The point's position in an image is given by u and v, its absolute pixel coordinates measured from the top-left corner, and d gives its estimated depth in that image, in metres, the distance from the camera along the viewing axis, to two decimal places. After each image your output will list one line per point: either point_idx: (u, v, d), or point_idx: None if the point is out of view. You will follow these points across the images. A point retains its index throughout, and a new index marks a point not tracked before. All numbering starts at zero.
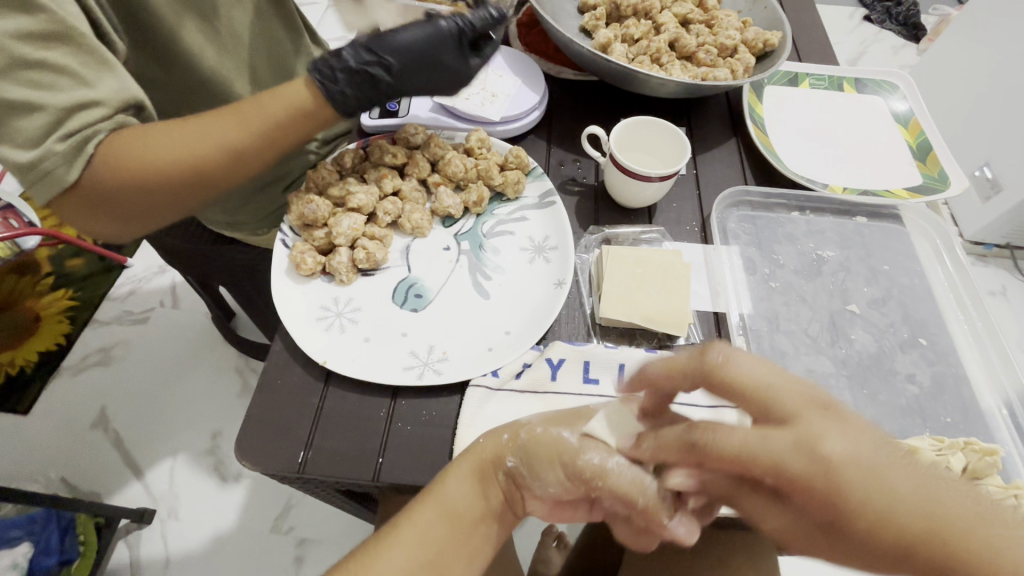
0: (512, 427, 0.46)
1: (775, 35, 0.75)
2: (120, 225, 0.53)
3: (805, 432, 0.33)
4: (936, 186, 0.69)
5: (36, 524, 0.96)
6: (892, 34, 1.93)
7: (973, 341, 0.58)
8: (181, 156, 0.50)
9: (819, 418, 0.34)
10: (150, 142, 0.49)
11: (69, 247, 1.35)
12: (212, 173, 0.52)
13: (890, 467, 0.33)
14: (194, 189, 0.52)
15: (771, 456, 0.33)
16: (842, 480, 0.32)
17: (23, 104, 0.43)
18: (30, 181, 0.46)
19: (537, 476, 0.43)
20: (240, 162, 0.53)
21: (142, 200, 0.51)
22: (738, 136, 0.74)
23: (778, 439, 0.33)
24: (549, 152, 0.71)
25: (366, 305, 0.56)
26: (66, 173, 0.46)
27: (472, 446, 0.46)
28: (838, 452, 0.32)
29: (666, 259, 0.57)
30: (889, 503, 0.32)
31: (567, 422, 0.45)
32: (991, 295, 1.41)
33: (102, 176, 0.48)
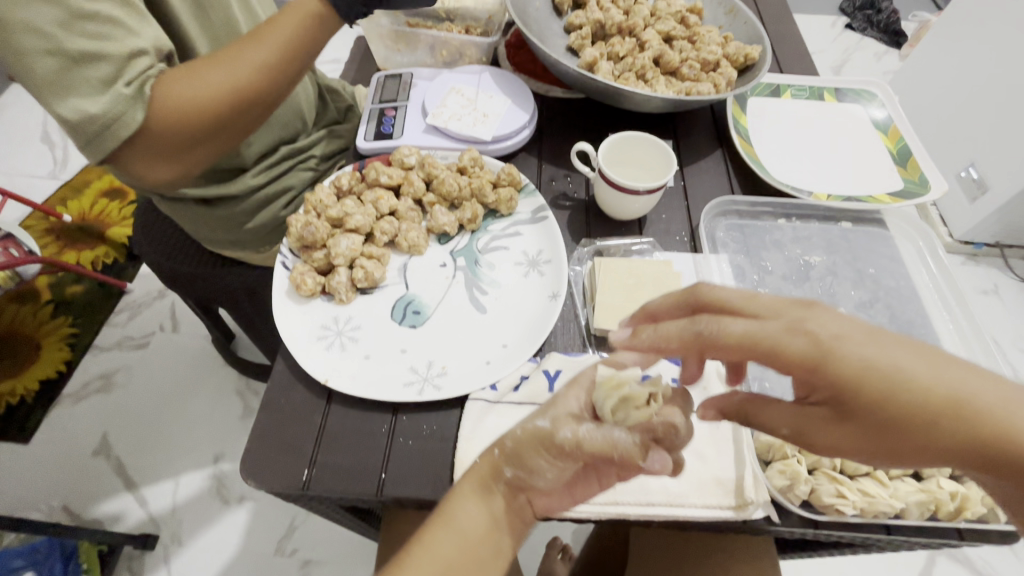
0: (499, 438, 0.44)
1: (756, 49, 0.77)
2: (181, 165, 0.61)
3: (797, 318, 0.38)
4: (917, 190, 0.71)
5: (38, 554, 0.96)
6: (874, 40, 1.98)
7: (959, 339, 0.60)
8: (223, 85, 0.58)
9: (817, 309, 0.38)
10: (192, 75, 0.57)
11: (69, 274, 1.37)
12: (249, 96, 0.60)
13: (885, 347, 0.37)
14: (234, 114, 0.60)
15: (775, 344, 0.37)
16: (844, 356, 0.36)
17: (88, 54, 0.51)
18: (99, 131, 0.53)
19: (534, 472, 0.43)
20: (270, 83, 0.61)
21: (192, 132, 0.58)
22: (724, 148, 0.77)
23: (773, 326, 0.38)
24: (540, 169, 0.73)
25: (366, 323, 0.57)
26: (134, 114, 0.54)
27: (472, 466, 0.45)
28: (830, 334, 0.37)
29: (657, 270, 0.59)
30: (891, 378, 0.36)
31: (540, 410, 0.44)
32: (983, 293, 1.43)
33: (161, 116, 0.56)
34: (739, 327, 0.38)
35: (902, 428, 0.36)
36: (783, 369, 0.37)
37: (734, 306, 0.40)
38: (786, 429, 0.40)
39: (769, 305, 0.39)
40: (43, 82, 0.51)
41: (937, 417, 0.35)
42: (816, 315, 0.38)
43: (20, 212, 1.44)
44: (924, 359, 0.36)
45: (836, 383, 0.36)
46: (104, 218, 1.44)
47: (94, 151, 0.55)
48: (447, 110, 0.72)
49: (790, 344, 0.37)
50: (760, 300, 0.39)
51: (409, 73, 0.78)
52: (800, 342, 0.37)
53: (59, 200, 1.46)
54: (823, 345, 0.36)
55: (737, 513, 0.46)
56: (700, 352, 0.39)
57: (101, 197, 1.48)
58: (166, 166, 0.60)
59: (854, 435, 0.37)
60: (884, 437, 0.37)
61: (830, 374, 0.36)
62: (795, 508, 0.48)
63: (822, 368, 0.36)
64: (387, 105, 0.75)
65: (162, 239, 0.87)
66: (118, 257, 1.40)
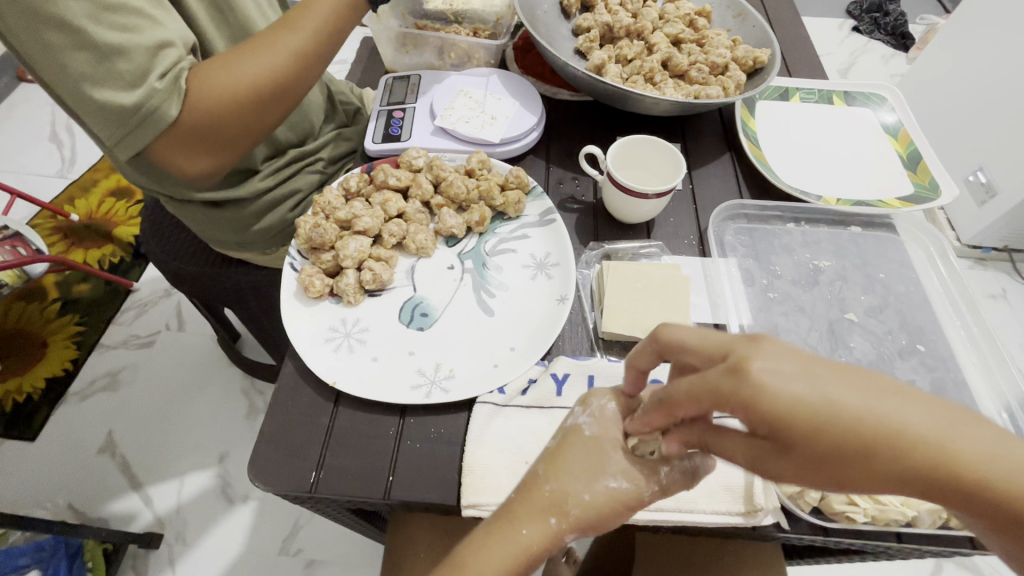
0: (559, 509, 0.41)
1: (765, 53, 0.77)
2: (215, 157, 0.62)
3: (740, 355, 0.32)
4: (928, 195, 0.71)
5: (44, 551, 0.95)
6: (881, 43, 1.97)
7: (970, 346, 0.59)
8: (258, 73, 0.59)
9: (762, 343, 0.33)
10: (226, 65, 0.58)
11: (76, 273, 1.37)
12: (284, 86, 0.61)
13: (824, 379, 0.31)
14: (270, 100, 0.61)
15: (715, 390, 0.32)
16: (783, 395, 0.31)
17: (119, 46, 0.51)
18: (138, 122, 0.54)
19: (602, 529, 0.42)
20: (303, 71, 0.62)
21: (228, 122, 0.60)
22: (732, 152, 0.76)
23: (714, 370, 0.33)
24: (548, 171, 0.73)
25: (373, 325, 0.57)
26: (169, 106, 0.55)
27: (516, 537, 0.41)
28: (769, 370, 0.31)
29: (665, 274, 0.58)
30: (831, 416, 0.31)
31: (600, 468, 0.42)
32: (991, 298, 1.42)
33: (198, 108, 0.57)
34: (682, 381, 0.34)
35: (851, 464, 0.31)
36: (725, 412, 0.32)
37: (691, 354, 0.36)
38: (742, 460, 0.36)
39: (715, 348, 0.34)
40: (77, 75, 0.51)
41: (879, 455, 0.31)
42: (758, 351, 0.32)
43: (27, 210, 1.45)
44: (866, 387, 0.31)
45: (776, 424, 0.31)
46: (111, 217, 1.45)
47: (134, 143, 0.56)
48: (455, 113, 0.72)
49: (726, 386, 0.32)
50: (709, 342, 0.35)
51: (418, 75, 0.78)
52: (738, 386, 0.31)
53: (67, 199, 1.47)
54: (763, 386, 0.31)
55: (746, 519, 0.46)
56: (663, 411, 0.37)
57: (108, 196, 1.49)
58: (201, 160, 0.61)
59: (799, 470, 0.33)
60: (831, 475, 0.32)
61: (771, 415, 0.31)
62: (804, 514, 0.47)
63: (763, 412, 0.31)
64: (395, 107, 0.75)
65: (169, 239, 0.87)
66: (125, 256, 1.40)
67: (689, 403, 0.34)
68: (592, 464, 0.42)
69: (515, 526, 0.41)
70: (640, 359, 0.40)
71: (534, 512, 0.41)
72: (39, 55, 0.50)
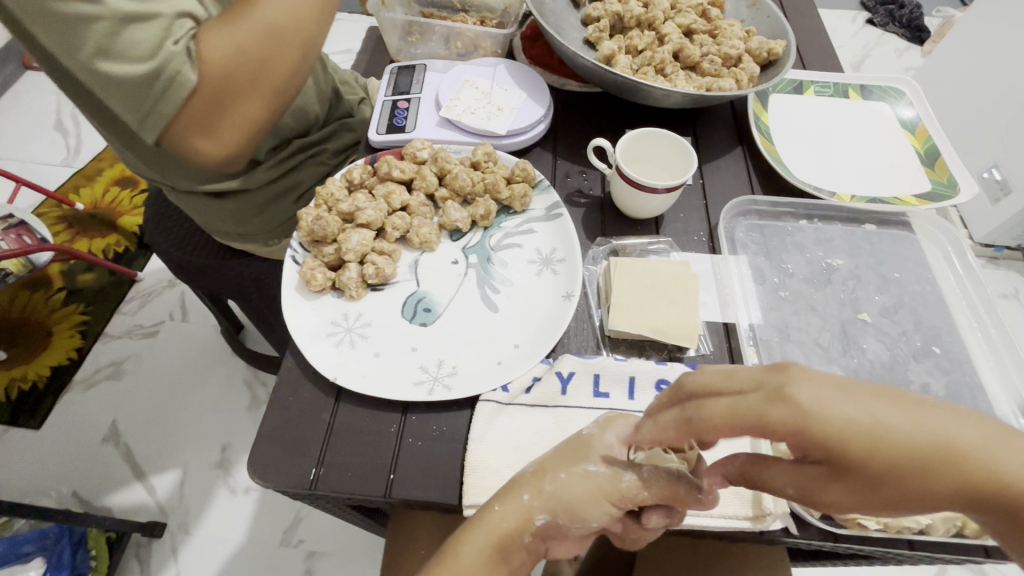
0: (533, 484, 0.42)
1: (779, 44, 0.75)
2: (238, 130, 0.59)
3: (774, 384, 0.34)
4: (946, 193, 0.69)
5: (48, 539, 0.95)
6: (896, 36, 1.93)
7: (987, 348, 0.57)
8: (262, 33, 0.54)
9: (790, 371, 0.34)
10: (227, 28, 0.53)
11: (81, 263, 1.37)
12: (292, 41, 0.56)
13: (863, 398, 0.33)
14: (282, 61, 0.57)
15: (759, 416, 0.33)
16: (829, 416, 0.32)
17: (137, 16, 0.50)
18: (158, 93, 0.53)
19: (578, 520, 0.41)
20: (309, 15, 0.56)
21: (247, 86, 0.56)
22: (744, 146, 0.74)
23: (752, 397, 0.34)
24: (555, 164, 0.71)
25: (375, 320, 0.56)
26: (189, 71, 0.53)
27: (487, 515, 0.42)
28: (813, 396, 0.33)
29: (674, 271, 0.57)
30: (877, 436, 0.32)
31: (581, 453, 0.42)
32: (1003, 298, 1.39)
33: (210, 79, 0.54)
34: (720, 405, 0.35)
35: (899, 478, 0.32)
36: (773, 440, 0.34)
37: (716, 390, 0.36)
38: (790, 489, 0.36)
39: (746, 378, 0.35)
40: (95, 49, 0.50)
41: (933, 471, 0.32)
42: (796, 375, 0.34)
43: (33, 199, 1.45)
44: (905, 407, 0.33)
45: (825, 443, 0.32)
46: (116, 207, 1.45)
47: (160, 118, 0.54)
48: (461, 103, 0.70)
49: (772, 413, 0.33)
50: (733, 377, 0.36)
51: (423, 64, 0.77)
52: (783, 409, 0.33)
53: (71, 187, 1.47)
54: (807, 409, 0.33)
55: (754, 524, 0.45)
56: (687, 430, 0.37)
57: (112, 185, 1.49)
58: (229, 131, 0.59)
59: (853, 492, 0.34)
60: (887, 492, 0.33)
61: (818, 436, 0.32)
62: (815, 520, 0.46)
63: (810, 432, 0.32)
64: (400, 97, 0.73)
65: (172, 231, 0.86)
66: (129, 246, 1.40)
67: (726, 430, 0.34)
68: (575, 446, 0.43)
69: (489, 503, 0.42)
70: (660, 408, 0.40)
71: (510, 489, 0.43)
72: (57, 35, 0.50)
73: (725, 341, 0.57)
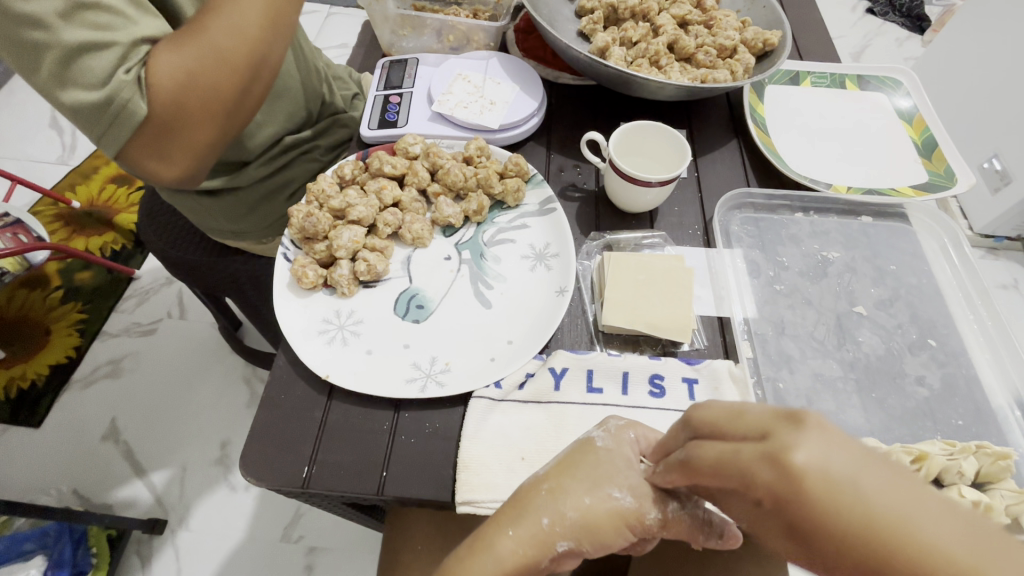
0: (552, 508, 0.39)
1: (775, 34, 0.74)
2: (191, 156, 0.59)
3: (781, 441, 0.27)
4: (943, 183, 0.68)
5: (48, 537, 0.96)
6: (896, 26, 1.91)
7: (983, 341, 0.57)
8: (211, 61, 0.53)
9: (806, 426, 0.27)
10: (175, 53, 0.52)
11: (78, 261, 1.37)
12: (243, 69, 0.56)
13: (875, 484, 0.26)
14: (233, 87, 0.56)
15: (744, 469, 0.29)
16: (819, 494, 0.26)
17: (92, 44, 0.49)
18: (108, 122, 0.52)
19: (601, 546, 0.39)
20: (259, 38, 0.55)
21: (200, 111, 0.56)
22: (739, 138, 0.74)
23: (748, 449, 0.29)
24: (549, 158, 0.71)
25: (368, 317, 0.56)
26: (140, 99, 0.52)
27: (501, 544, 0.39)
28: (813, 462, 0.26)
29: (668, 265, 0.57)
30: (869, 536, 0.25)
31: (605, 478, 0.40)
32: (1002, 288, 1.39)
33: (160, 107, 0.53)
34: (714, 447, 0.31)
35: None
36: (750, 496, 0.28)
37: (722, 427, 0.32)
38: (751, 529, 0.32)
39: (754, 423, 0.30)
40: (50, 76, 0.50)
41: None
42: (802, 435, 0.27)
43: (29, 198, 1.44)
44: (935, 516, 0.25)
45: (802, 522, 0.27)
46: (112, 205, 1.45)
47: (114, 142, 0.54)
48: (453, 98, 0.70)
49: (759, 470, 0.28)
50: (743, 422, 0.30)
51: (415, 58, 0.76)
52: (772, 472, 0.27)
53: (67, 185, 1.46)
54: (801, 480, 0.26)
55: None
56: (685, 474, 0.34)
57: (108, 183, 1.48)
58: (181, 154, 0.58)
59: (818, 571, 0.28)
60: None
61: (798, 510, 0.27)
62: None
63: (792, 507, 0.27)
64: (392, 92, 0.73)
65: (165, 228, 0.85)
66: (127, 243, 1.40)
67: (714, 476, 0.31)
68: (600, 470, 0.41)
69: (501, 528, 0.39)
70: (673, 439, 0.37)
71: (525, 513, 0.40)
72: (11, 62, 0.49)
73: (719, 335, 0.56)
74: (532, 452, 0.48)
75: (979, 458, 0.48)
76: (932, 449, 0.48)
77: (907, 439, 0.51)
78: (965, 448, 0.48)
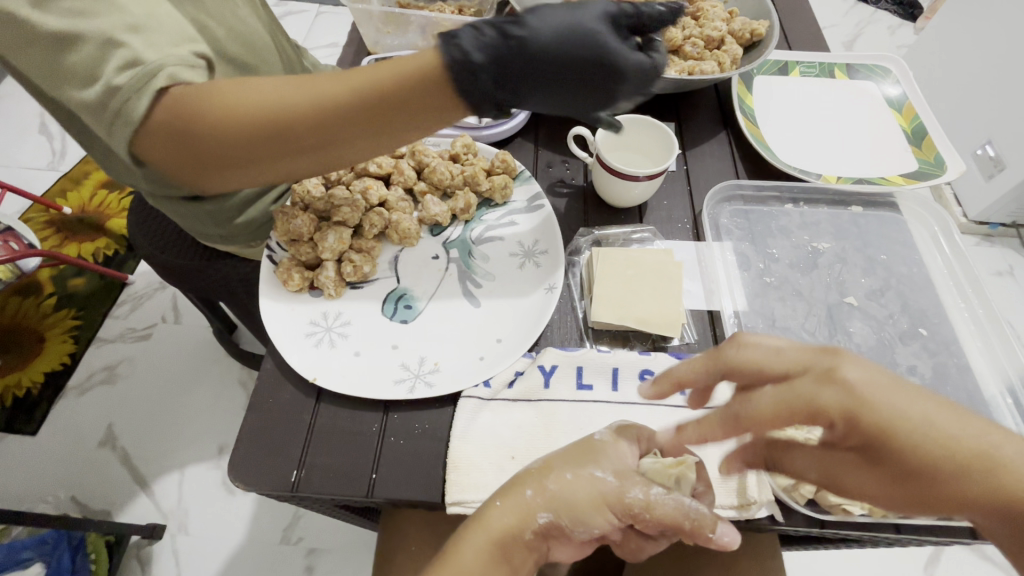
0: (537, 480, 0.42)
1: (762, 25, 0.73)
2: (191, 170, 0.47)
3: (825, 367, 0.39)
4: (932, 171, 0.68)
5: (47, 545, 0.94)
6: (888, 13, 1.90)
7: (975, 329, 0.57)
8: (270, 114, 0.43)
9: (837, 355, 0.40)
10: (244, 86, 0.43)
11: (70, 267, 1.36)
12: (298, 137, 0.44)
13: (897, 396, 0.39)
14: (281, 151, 0.45)
15: (809, 397, 0.38)
16: (876, 402, 0.38)
17: None
18: (107, 123, 0.43)
19: (580, 523, 0.41)
20: (347, 110, 0.44)
21: (225, 147, 0.44)
22: (728, 130, 0.73)
23: (804, 380, 0.39)
24: (537, 154, 0.70)
25: (356, 319, 0.55)
26: (139, 103, 0.41)
27: (485, 517, 0.41)
28: (859, 377, 0.39)
29: (658, 259, 0.56)
30: (912, 427, 0.38)
31: (592, 458, 0.43)
32: (997, 275, 1.39)
33: (179, 118, 0.42)
34: (768, 398, 0.39)
35: (929, 475, 0.38)
36: (822, 419, 0.38)
37: (761, 372, 0.41)
38: (814, 473, 0.41)
39: (792, 364, 0.41)
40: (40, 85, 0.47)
41: (956, 473, 0.38)
42: (843, 360, 0.39)
43: (19, 205, 1.43)
44: (935, 411, 0.39)
45: (872, 428, 0.38)
46: (104, 210, 1.43)
47: (118, 144, 0.44)
48: None
49: (823, 394, 0.38)
50: (782, 362, 0.41)
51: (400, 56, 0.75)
52: (833, 391, 0.38)
53: (58, 192, 1.45)
54: (857, 391, 0.38)
55: (739, 513, 0.45)
56: (734, 427, 0.40)
57: (100, 188, 1.47)
58: (180, 165, 0.46)
59: (881, 478, 0.39)
60: (909, 484, 0.38)
61: (866, 419, 0.38)
62: (799, 506, 0.46)
63: (859, 415, 0.38)
64: None
65: (154, 232, 0.85)
66: (119, 249, 1.39)
67: (780, 416, 0.39)
68: (586, 449, 0.43)
69: (490, 501, 0.42)
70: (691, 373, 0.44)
71: (513, 484, 0.43)
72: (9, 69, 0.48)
73: (709, 330, 0.56)
74: (521, 450, 0.48)
75: None
76: None
77: None
78: None
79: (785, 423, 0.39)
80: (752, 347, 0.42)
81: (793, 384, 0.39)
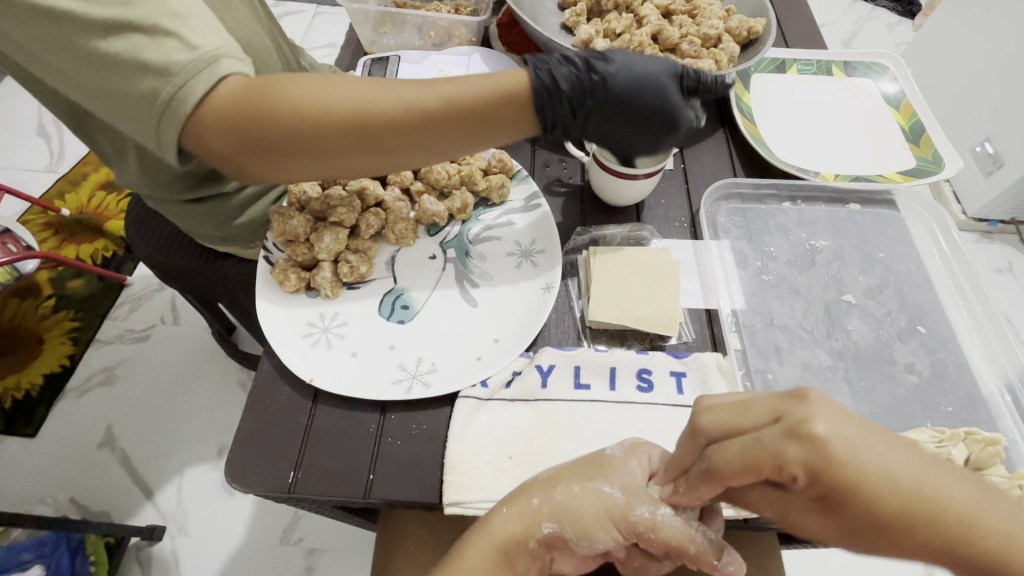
0: (543, 489, 0.42)
1: (759, 22, 0.73)
2: (248, 154, 0.46)
3: (797, 417, 0.33)
4: (930, 168, 0.68)
5: (45, 547, 0.94)
6: (885, 10, 1.90)
7: (973, 326, 0.57)
8: (355, 103, 0.45)
9: (810, 399, 0.34)
10: (333, 81, 0.46)
11: (69, 269, 1.36)
12: (375, 129, 0.46)
13: (879, 449, 0.33)
14: (355, 143, 0.46)
15: (776, 453, 0.33)
16: (848, 461, 0.32)
17: None
18: (158, 114, 0.42)
19: (584, 536, 0.41)
20: (432, 108, 0.46)
21: (300, 131, 0.45)
22: (726, 128, 0.73)
23: (769, 432, 0.33)
24: (534, 153, 0.70)
25: (353, 320, 0.55)
26: (197, 85, 0.41)
27: (491, 527, 0.41)
28: (834, 432, 0.32)
29: (655, 259, 0.56)
30: (889, 485, 0.32)
31: (601, 472, 0.42)
32: (997, 272, 1.38)
33: (261, 98, 0.43)
34: (735, 448, 0.35)
35: (898, 536, 0.32)
36: (785, 476, 0.33)
37: (732, 422, 0.36)
38: (769, 515, 0.37)
39: (762, 411, 0.35)
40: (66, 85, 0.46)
41: (930, 534, 0.32)
42: (816, 409, 0.33)
43: (17, 207, 1.43)
44: (919, 463, 0.33)
45: (839, 488, 0.32)
46: (102, 212, 1.43)
47: (170, 132, 0.43)
48: None
49: (789, 451, 0.33)
50: (750, 411, 0.36)
51: (397, 55, 0.75)
52: (800, 448, 0.32)
53: (57, 193, 1.45)
54: (828, 449, 0.32)
55: (738, 513, 0.45)
56: (710, 481, 0.37)
57: (98, 189, 1.47)
58: (238, 147, 0.45)
59: (837, 531, 0.34)
60: (874, 542, 0.33)
61: (835, 479, 0.32)
62: None
63: (827, 475, 0.32)
64: None
65: (152, 234, 0.85)
66: (117, 250, 1.39)
67: (745, 472, 0.34)
68: (597, 462, 0.43)
69: (497, 509, 0.42)
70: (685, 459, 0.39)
71: (519, 493, 0.43)
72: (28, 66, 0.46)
73: (707, 329, 0.56)
74: (519, 450, 0.48)
75: (968, 444, 0.47)
76: (921, 436, 0.48)
77: (896, 427, 0.51)
78: (954, 435, 0.47)
79: (753, 478, 0.34)
80: (719, 403, 0.38)
81: (758, 434, 0.34)
